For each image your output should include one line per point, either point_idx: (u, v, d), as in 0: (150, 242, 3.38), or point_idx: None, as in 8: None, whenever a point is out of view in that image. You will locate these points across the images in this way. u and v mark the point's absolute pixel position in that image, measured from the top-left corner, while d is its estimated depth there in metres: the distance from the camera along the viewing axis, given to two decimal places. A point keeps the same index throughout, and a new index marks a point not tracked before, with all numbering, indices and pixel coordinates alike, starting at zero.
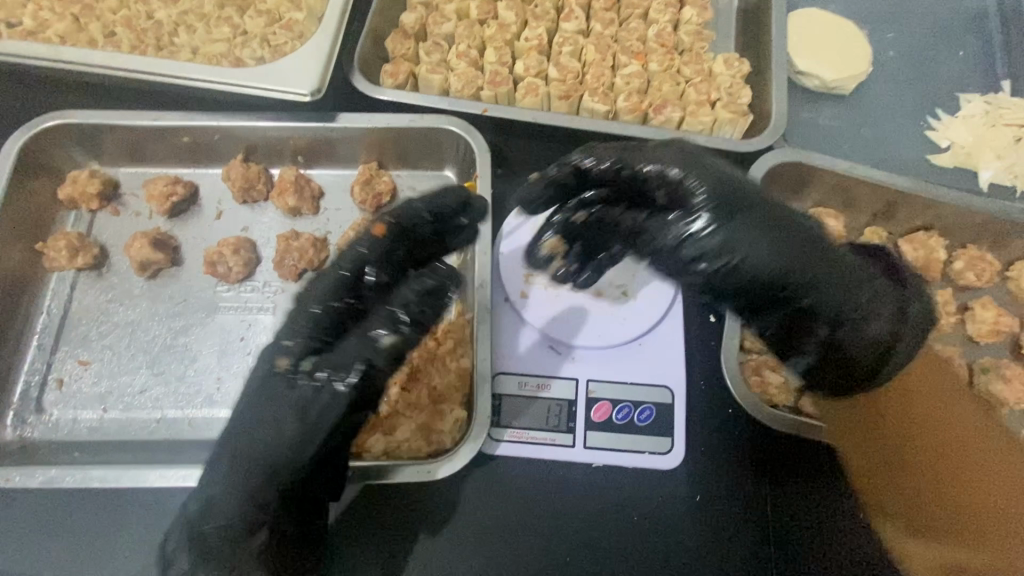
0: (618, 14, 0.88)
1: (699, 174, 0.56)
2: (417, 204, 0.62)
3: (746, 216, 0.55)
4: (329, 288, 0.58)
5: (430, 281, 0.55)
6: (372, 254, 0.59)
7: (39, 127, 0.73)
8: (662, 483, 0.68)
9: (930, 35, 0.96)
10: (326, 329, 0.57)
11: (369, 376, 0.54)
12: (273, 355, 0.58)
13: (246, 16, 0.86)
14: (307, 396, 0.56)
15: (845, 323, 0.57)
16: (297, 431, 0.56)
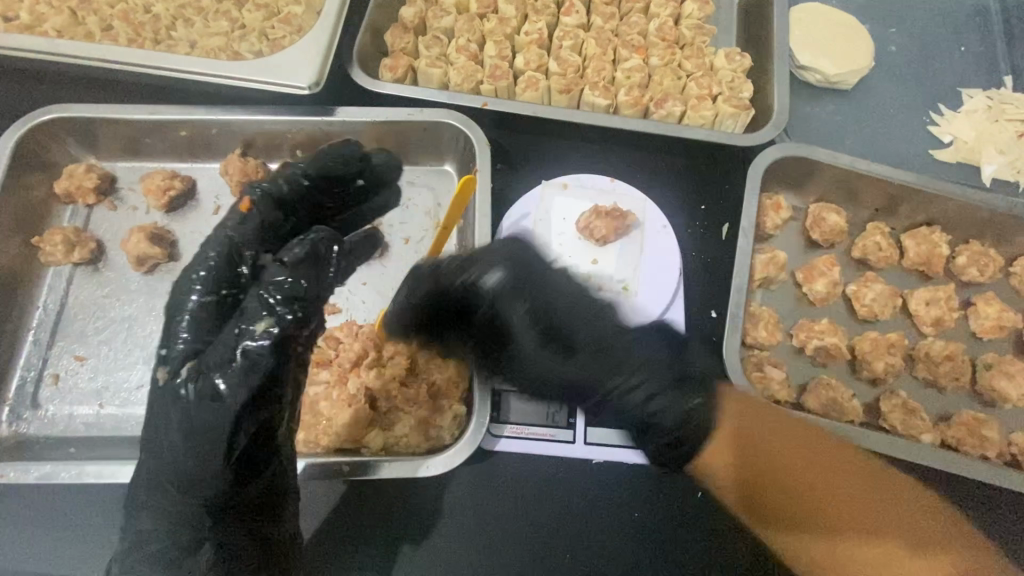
0: (619, 9, 0.88)
1: (533, 282, 0.59)
2: (299, 172, 0.64)
3: (553, 314, 0.58)
4: (205, 281, 0.56)
5: (296, 250, 0.54)
6: (246, 233, 0.60)
7: (35, 120, 0.73)
8: (662, 479, 0.68)
9: (933, 30, 0.95)
10: (206, 328, 0.55)
11: (250, 363, 0.51)
12: (155, 369, 0.54)
13: (244, 10, 0.86)
14: (185, 412, 0.52)
15: (663, 419, 0.56)
16: (195, 449, 0.52)
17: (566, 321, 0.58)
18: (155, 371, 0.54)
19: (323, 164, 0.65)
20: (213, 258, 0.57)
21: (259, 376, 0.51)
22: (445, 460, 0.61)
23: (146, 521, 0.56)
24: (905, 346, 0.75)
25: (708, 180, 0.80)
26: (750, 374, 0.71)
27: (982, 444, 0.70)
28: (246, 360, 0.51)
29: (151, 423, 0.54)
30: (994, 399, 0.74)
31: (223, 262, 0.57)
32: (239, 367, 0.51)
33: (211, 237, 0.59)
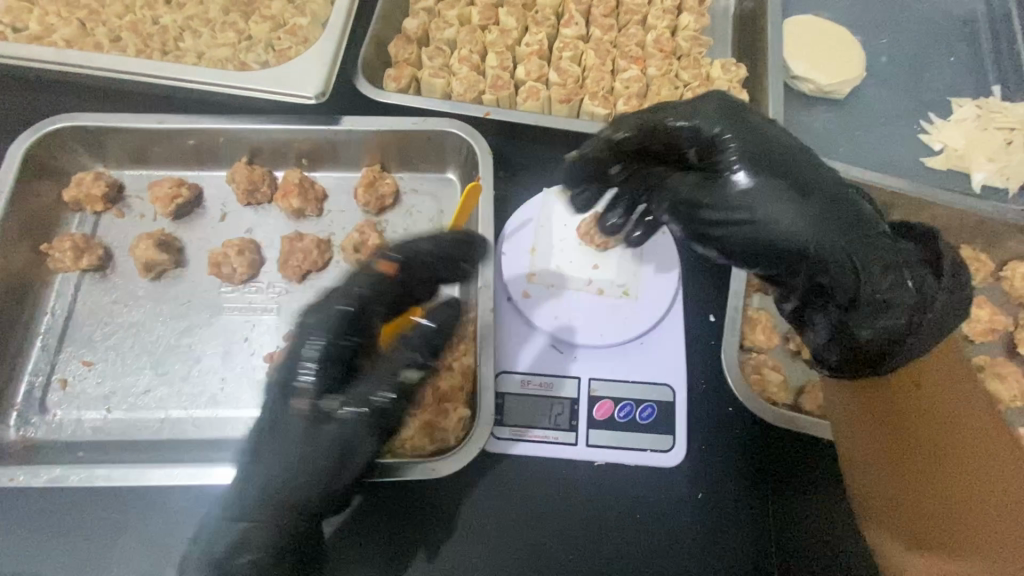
0: (617, 21, 0.90)
1: (744, 135, 0.58)
2: (436, 239, 0.63)
3: (757, 169, 0.57)
4: (337, 324, 0.59)
5: (446, 316, 0.64)
6: (373, 292, 0.61)
7: (47, 129, 0.74)
8: (663, 484, 0.67)
9: (922, 41, 0.98)
10: (338, 366, 0.59)
11: (383, 412, 0.58)
12: (286, 397, 0.59)
13: (251, 21, 0.87)
14: (317, 434, 0.58)
15: (891, 300, 0.51)
16: (325, 470, 0.57)
17: (796, 186, 0.56)
18: (286, 398, 0.59)
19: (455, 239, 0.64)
20: (353, 305, 0.60)
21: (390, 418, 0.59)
22: (452, 461, 0.62)
23: (223, 535, 0.57)
24: None
25: None
26: (749, 376, 0.72)
27: None
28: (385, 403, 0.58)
29: (266, 443, 0.59)
30: (986, 400, 0.75)
31: (354, 313, 0.60)
32: (380, 407, 0.58)
33: (346, 285, 0.61)
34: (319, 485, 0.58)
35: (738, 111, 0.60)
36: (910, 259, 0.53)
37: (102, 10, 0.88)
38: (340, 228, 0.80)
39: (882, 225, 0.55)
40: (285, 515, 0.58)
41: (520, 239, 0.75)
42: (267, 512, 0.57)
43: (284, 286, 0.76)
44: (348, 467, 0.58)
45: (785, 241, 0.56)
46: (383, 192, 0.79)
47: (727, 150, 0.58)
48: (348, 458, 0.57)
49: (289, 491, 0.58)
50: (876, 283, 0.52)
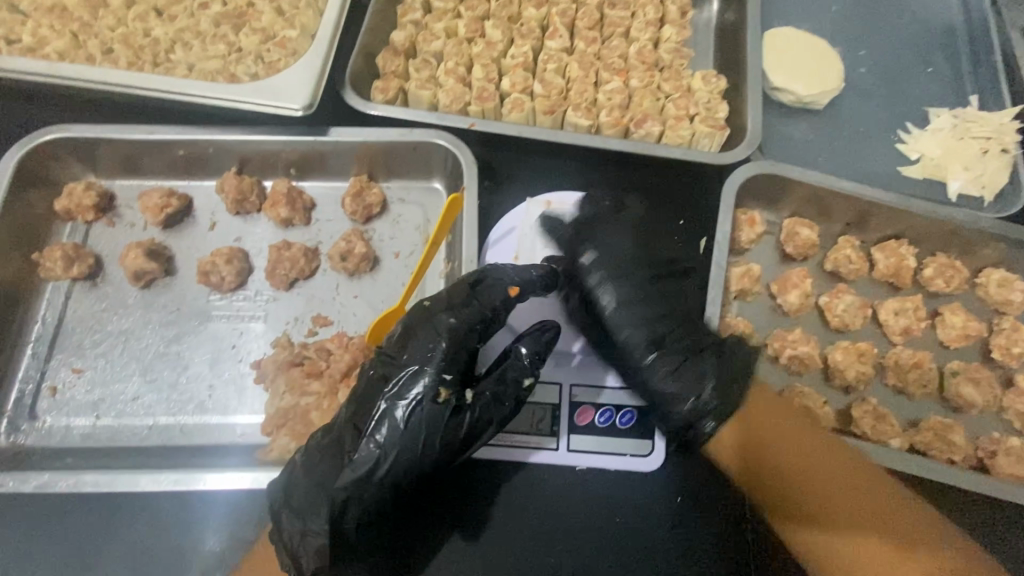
0: (601, 33, 0.92)
1: (611, 249, 0.74)
2: (536, 271, 0.68)
3: (623, 283, 0.72)
4: (470, 319, 0.63)
5: (548, 334, 0.66)
6: (484, 306, 0.64)
7: (37, 140, 0.75)
8: (642, 487, 0.69)
9: (900, 53, 1.00)
10: (462, 361, 0.62)
11: (486, 415, 0.61)
12: (413, 378, 0.60)
13: (241, 34, 0.89)
14: (436, 420, 0.59)
15: (709, 414, 0.65)
16: (432, 450, 0.59)
17: (654, 309, 0.71)
18: (414, 377, 0.60)
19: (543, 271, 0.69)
20: (483, 311, 0.64)
21: (494, 421, 0.62)
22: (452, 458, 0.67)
23: (320, 508, 0.57)
24: (875, 355, 0.79)
25: (686, 197, 0.83)
26: None
27: (949, 449, 0.73)
28: (494, 406, 0.61)
29: (377, 419, 0.59)
30: (961, 405, 0.77)
31: (484, 316, 0.64)
32: (490, 408, 0.61)
33: (478, 290, 0.65)
34: (416, 463, 0.59)
35: (616, 245, 0.75)
36: (720, 374, 0.67)
37: (95, 22, 0.90)
38: (328, 237, 0.81)
39: (709, 341, 0.70)
40: (387, 493, 0.59)
41: (503, 248, 0.77)
42: (371, 487, 0.58)
43: (272, 294, 0.77)
44: (457, 458, 0.61)
45: (640, 355, 0.69)
46: (371, 201, 0.81)
47: (602, 284, 0.72)
48: (461, 450, 0.61)
49: (379, 462, 0.58)
50: (658, 379, 0.68)
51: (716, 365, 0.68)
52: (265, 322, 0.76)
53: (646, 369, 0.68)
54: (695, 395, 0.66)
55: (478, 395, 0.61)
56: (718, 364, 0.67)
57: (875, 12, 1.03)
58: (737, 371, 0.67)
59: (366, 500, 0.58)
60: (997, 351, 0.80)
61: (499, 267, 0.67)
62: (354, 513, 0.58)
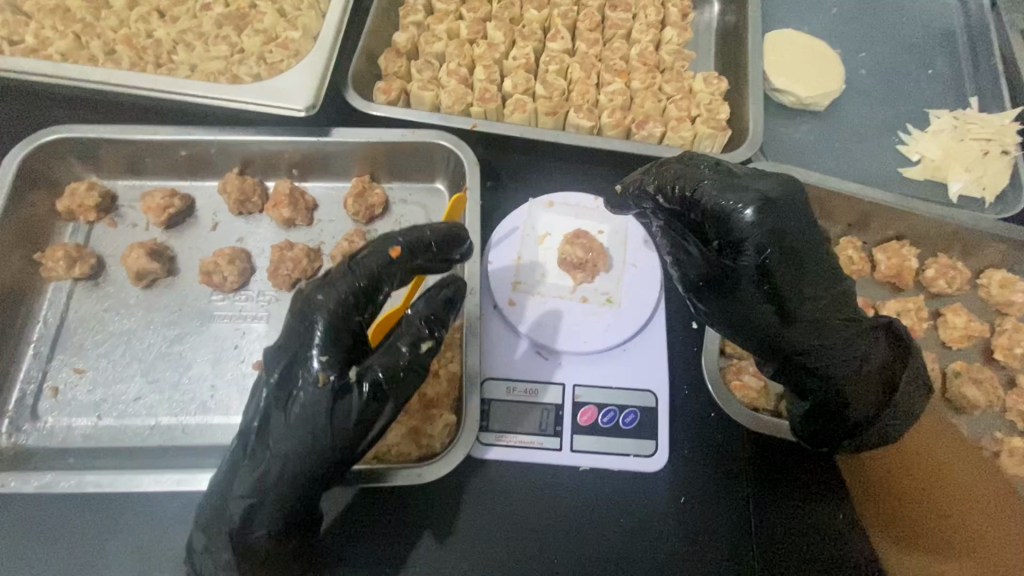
0: (602, 35, 0.93)
1: (781, 212, 0.59)
2: (428, 232, 0.61)
3: (798, 258, 0.60)
4: (339, 300, 0.56)
5: (447, 293, 0.61)
6: (361, 278, 0.57)
7: (40, 141, 0.76)
8: (646, 487, 0.68)
9: (900, 55, 1.00)
10: (346, 342, 0.56)
11: (381, 390, 0.56)
12: (294, 369, 0.56)
13: (243, 35, 0.89)
14: (318, 410, 0.55)
15: (851, 387, 0.62)
16: (320, 439, 0.55)
17: (814, 289, 0.61)
18: (295, 370, 0.56)
19: (437, 234, 0.62)
20: (358, 282, 0.57)
21: (389, 400, 0.57)
22: (444, 465, 0.63)
23: (227, 515, 0.56)
24: None
25: None
26: (728, 381, 0.73)
27: None
28: (387, 382, 0.56)
29: (262, 419, 0.57)
30: (964, 405, 0.77)
31: (365, 289, 0.57)
32: (381, 386, 0.56)
33: (355, 261, 0.58)
34: (308, 463, 0.56)
35: (800, 207, 0.61)
36: (877, 358, 0.62)
37: (97, 23, 0.90)
38: (330, 237, 0.81)
39: (865, 321, 0.63)
40: (289, 493, 0.56)
41: (505, 248, 0.77)
42: (270, 489, 0.56)
43: (275, 294, 0.77)
44: (356, 447, 0.57)
45: (775, 322, 0.62)
46: (373, 202, 0.81)
47: (761, 234, 0.58)
48: (358, 437, 0.56)
49: (271, 467, 0.56)
50: (846, 367, 0.61)
51: (872, 347, 0.62)
52: (268, 323, 0.76)
53: (780, 328, 0.62)
54: (835, 365, 0.61)
55: (362, 376, 0.56)
56: (880, 346, 0.63)
57: (875, 14, 1.03)
58: (891, 358, 0.63)
59: (268, 503, 0.56)
60: (999, 351, 0.80)
61: (387, 233, 0.60)
62: (261, 517, 0.57)
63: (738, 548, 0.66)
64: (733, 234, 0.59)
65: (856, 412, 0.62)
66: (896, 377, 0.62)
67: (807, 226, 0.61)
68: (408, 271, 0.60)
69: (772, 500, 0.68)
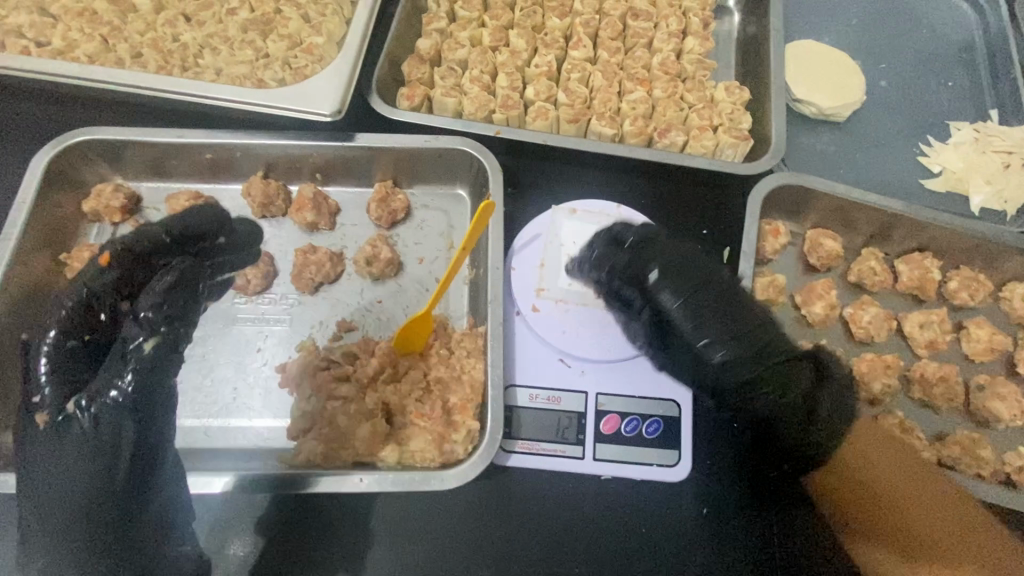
0: (624, 43, 0.93)
1: (682, 264, 0.67)
2: (167, 232, 0.66)
3: (704, 300, 0.65)
4: (65, 326, 0.60)
5: (167, 277, 0.62)
6: (99, 286, 0.62)
7: (67, 142, 0.76)
8: (669, 497, 0.68)
9: (920, 67, 1.00)
10: (67, 368, 0.59)
11: (123, 398, 0.57)
12: (29, 418, 0.58)
13: (268, 40, 0.90)
14: (52, 448, 0.57)
15: (768, 418, 0.65)
16: (68, 478, 0.56)
17: (731, 327, 0.65)
18: (34, 416, 0.58)
19: (196, 222, 0.68)
20: (79, 301, 0.61)
21: (122, 419, 0.57)
22: (456, 477, 0.63)
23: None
24: (900, 368, 0.78)
25: (707, 207, 0.83)
26: None
27: (977, 463, 0.72)
28: (119, 397, 0.57)
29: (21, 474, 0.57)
30: (987, 419, 0.76)
31: (83, 305, 0.61)
32: (107, 406, 0.57)
33: (95, 278, 0.62)
34: (66, 509, 0.56)
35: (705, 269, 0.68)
36: (801, 386, 0.64)
37: (124, 27, 0.91)
38: (352, 242, 0.82)
39: (782, 351, 0.66)
40: (79, 545, 0.56)
41: (528, 254, 0.77)
42: (53, 545, 0.56)
43: (297, 298, 0.78)
44: (106, 480, 0.56)
45: (702, 366, 0.66)
46: (395, 207, 0.81)
47: (664, 292, 0.66)
48: (105, 471, 0.56)
49: (48, 522, 0.56)
50: (773, 399, 0.64)
51: (788, 377, 0.65)
52: (290, 326, 0.76)
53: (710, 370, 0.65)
54: (753, 396, 0.64)
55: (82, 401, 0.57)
56: (801, 375, 0.65)
57: (894, 25, 1.03)
58: (812, 386, 0.65)
59: (62, 560, 0.56)
60: None
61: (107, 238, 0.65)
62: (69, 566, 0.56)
63: (759, 557, 0.66)
64: (650, 296, 0.67)
65: (790, 435, 0.64)
66: (816, 399, 0.64)
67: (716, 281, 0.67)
68: (162, 266, 0.66)
69: (784, 512, 0.68)
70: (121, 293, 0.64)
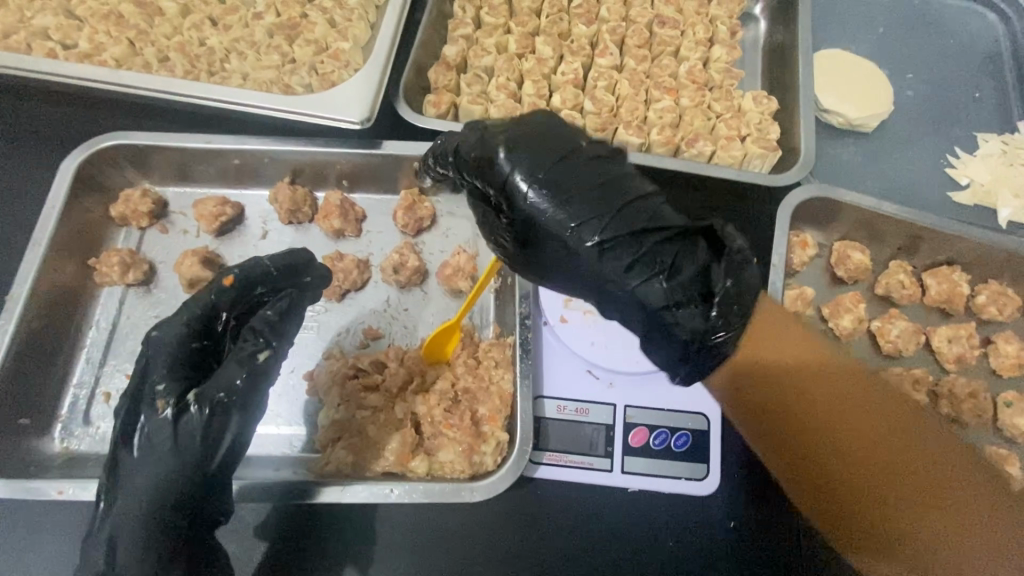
0: (650, 51, 0.93)
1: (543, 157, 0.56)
2: (267, 262, 0.64)
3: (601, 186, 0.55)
4: (186, 328, 0.59)
5: (283, 303, 0.63)
6: (221, 304, 0.62)
7: (97, 147, 0.76)
8: (697, 509, 0.68)
9: (947, 77, 1.00)
10: (182, 369, 0.58)
11: (227, 405, 0.56)
12: (139, 408, 0.57)
13: (295, 45, 0.90)
14: (161, 439, 0.55)
15: (617, 287, 0.54)
16: (172, 470, 0.55)
17: (610, 208, 0.54)
18: (140, 410, 0.57)
19: (292, 256, 0.65)
20: (195, 311, 0.60)
21: (223, 416, 0.56)
22: (479, 491, 0.63)
23: (103, 557, 0.56)
24: (929, 382, 0.78)
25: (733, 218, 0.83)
26: None
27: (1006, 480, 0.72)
28: (223, 393, 0.56)
29: (116, 464, 0.57)
30: (1014, 435, 0.76)
31: (205, 316, 0.61)
32: (226, 397, 0.56)
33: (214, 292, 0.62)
34: (164, 501, 0.56)
35: (564, 138, 0.57)
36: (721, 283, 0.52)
37: (150, 30, 0.91)
38: (378, 249, 0.82)
39: (662, 232, 0.53)
40: (159, 533, 0.56)
41: None
42: (132, 531, 0.56)
43: (323, 304, 0.78)
44: (206, 471, 0.56)
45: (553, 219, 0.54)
46: (422, 215, 0.81)
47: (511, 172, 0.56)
48: (192, 488, 0.56)
49: (130, 509, 0.56)
50: (680, 298, 0.52)
51: (671, 243, 0.53)
52: (317, 333, 0.76)
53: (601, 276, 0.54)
54: (617, 257, 0.53)
55: (198, 399, 0.56)
56: (701, 245, 0.53)
57: (922, 35, 1.03)
58: (702, 259, 0.53)
59: (138, 544, 0.56)
60: None
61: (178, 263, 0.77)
62: (127, 563, 0.56)
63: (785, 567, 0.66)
64: (496, 185, 0.57)
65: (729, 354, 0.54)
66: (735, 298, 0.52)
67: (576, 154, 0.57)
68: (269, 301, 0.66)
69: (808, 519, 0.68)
70: (236, 310, 0.64)
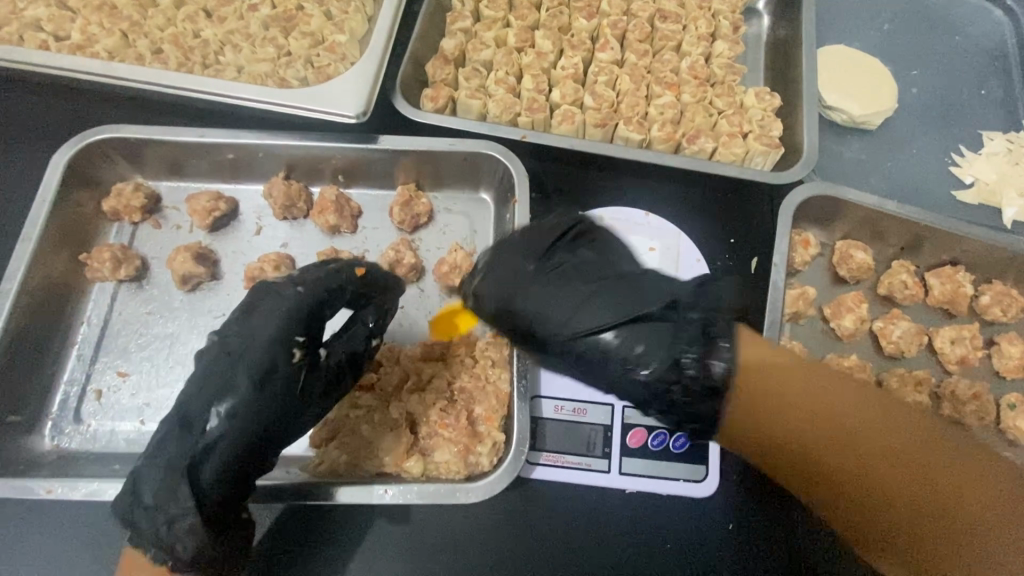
0: (651, 46, 0.91)
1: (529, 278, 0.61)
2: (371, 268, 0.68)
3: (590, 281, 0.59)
4: (320, 287, 0.63)
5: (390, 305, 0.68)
6: (349, 284, 0.65)
7: (87, 140, 0.75)
8: (695, 510, 0.67)
9: (953, 74, 0.98)
10: (306, 325, 0.61)
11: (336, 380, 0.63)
12: (265, 346, 0.59)
13: (291, 37, 0.88)
14: (279, 383, 0.59)
15: (621, 379, 0.57)
16: (275, 415, 0.59)
17: (605, 295, 0.58)
18: (267, 347, 0.59)
19: (376, 273, 0.68)
20: (330, 282, 0.64)
21: (323, 389, 0.62)
22: (474, 492, 0.62)
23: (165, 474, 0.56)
24: (930, 384, 0.77)
25: (734, 216, 0.82)
26: None
27: None
28: (336, 368, 0.63)
29: (220, 390, 0.58)
30: (1017, 438, 0.75)
31: (337, 285, 0.64)
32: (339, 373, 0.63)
33: (327, 272, 0.64)
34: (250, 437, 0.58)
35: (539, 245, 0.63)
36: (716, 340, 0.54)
37: (143, 21, 0.89)
38: (375, 245, 0.81)
39: (651, 300, 0.56)
40: (229, 469, 0.58)
41: None
42: (212, 457, 0.57)
43: None
44: (295, 427, 0.61)
45: (544, 320, 0.59)
46: (419, 211, 0.80)
47: (517, 308, 0.60)
48: (285, 431, 0.60)
49: (221, 430, 0.57)
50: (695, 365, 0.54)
51: (667, 312, 0.56)
52: None
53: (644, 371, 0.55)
54: (611, 349, 0.56)
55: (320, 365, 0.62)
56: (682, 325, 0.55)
57: (928, 31, 1.01)
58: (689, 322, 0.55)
59: (207, 470, 0.57)
60: None
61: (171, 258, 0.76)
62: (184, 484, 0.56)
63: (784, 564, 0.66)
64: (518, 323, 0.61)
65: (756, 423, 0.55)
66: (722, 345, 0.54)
67: (550, 246, 0.63)
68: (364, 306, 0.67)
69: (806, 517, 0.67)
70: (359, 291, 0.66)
